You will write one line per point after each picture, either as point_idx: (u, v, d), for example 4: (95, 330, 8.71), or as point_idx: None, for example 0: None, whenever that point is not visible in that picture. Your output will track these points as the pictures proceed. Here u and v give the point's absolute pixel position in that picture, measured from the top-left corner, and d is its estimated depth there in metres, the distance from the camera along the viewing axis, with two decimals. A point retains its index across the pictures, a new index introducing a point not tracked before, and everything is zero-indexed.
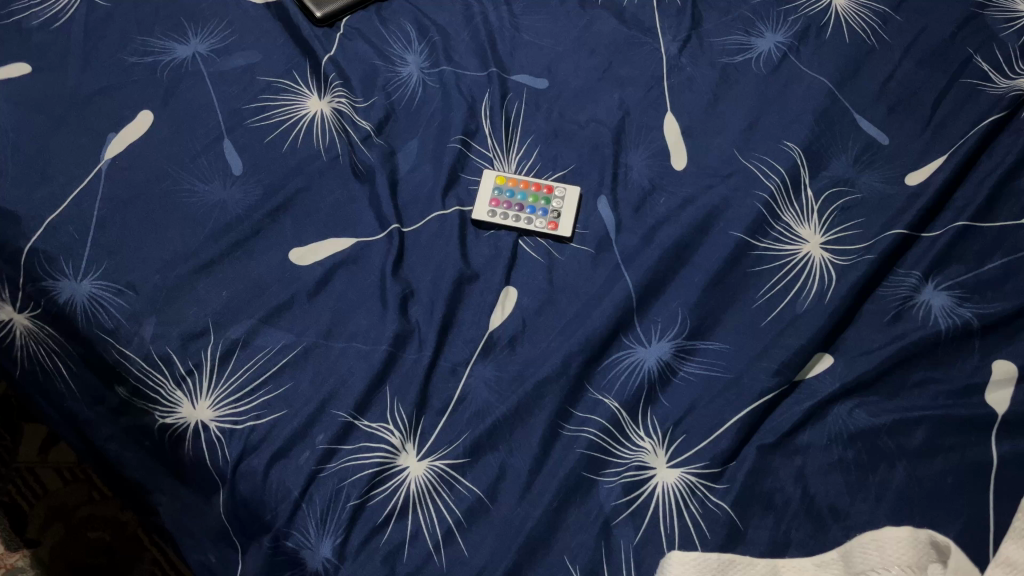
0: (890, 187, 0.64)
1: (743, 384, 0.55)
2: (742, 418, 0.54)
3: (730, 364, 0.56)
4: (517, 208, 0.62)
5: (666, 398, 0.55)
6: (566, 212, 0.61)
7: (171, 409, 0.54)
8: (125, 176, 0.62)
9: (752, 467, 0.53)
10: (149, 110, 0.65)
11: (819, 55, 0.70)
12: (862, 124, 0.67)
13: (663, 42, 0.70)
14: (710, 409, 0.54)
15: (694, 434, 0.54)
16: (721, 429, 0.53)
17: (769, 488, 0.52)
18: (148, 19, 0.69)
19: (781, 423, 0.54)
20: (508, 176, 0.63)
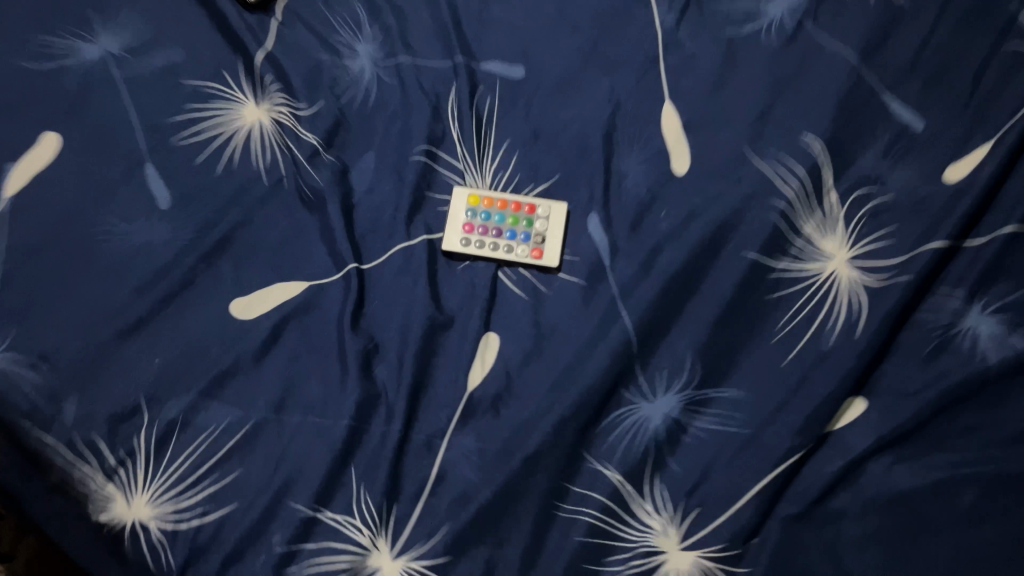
0: (926, 185, 0.55)
1: (762, 442, 0.48)
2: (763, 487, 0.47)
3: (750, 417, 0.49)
4: (495, 234, 0.53)
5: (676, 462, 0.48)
6: (553, 236, 0.53)
7: (104, 506, 0.46)
8: (31, 218, 0.52)
9: (777, 544, 0.46)
10: (55, 130, 0.55)
11: (843, 19, 0.59)
12: (894, 106, 0.57)
13: (658, 12, 0.60)
14: (726, 475, 0.47)
15: (709, 507, 0.47)
16: (740, 501, 0.47)
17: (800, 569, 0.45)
18: (44, 11, 0.58)
19: (809, 487, 0.47)
20: (482, 196, 0.54)
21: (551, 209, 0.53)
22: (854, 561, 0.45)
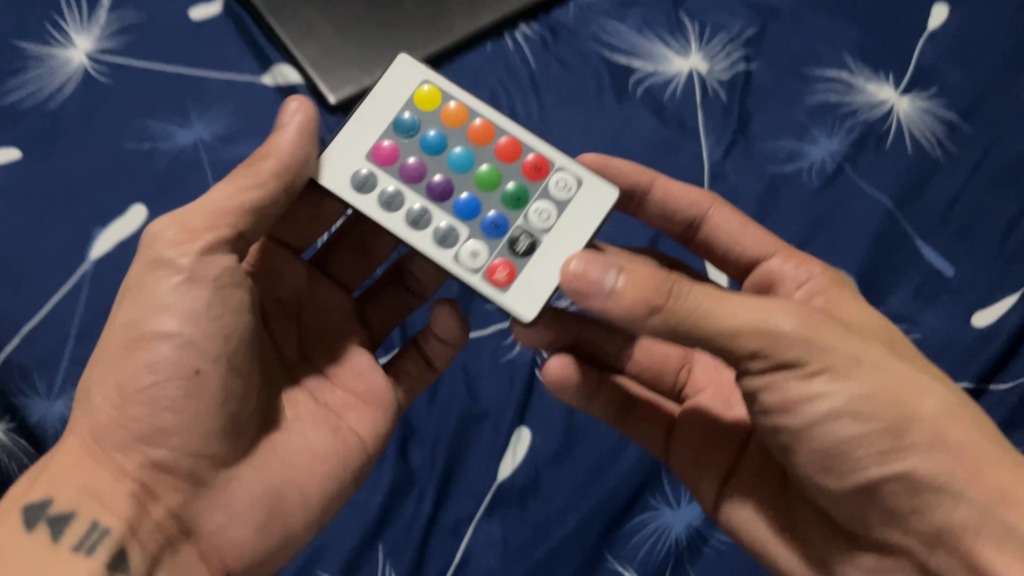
0: (955, 327, 0.57)
1: (906, 347, 0.43)
2: (912, 364, 0.42)
3: (864, 306, 0.47)
4: (442, 182, 0.47)
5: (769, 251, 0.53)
6: (544, 241, 0.46)
7: None
8: (114, 280, 0.57)
9: (912, 385, 0.40)
10: (142, 202, 0.60)
11: (881, 168, 0.63)
12: (925, 251, 0.60)
13: (706, 146, 0.64)
14: (793, 309, 0.41)
15: (785, 350, 0.39)
16: (863, 365, 0.40)
17: (912, 411, 0.39)
18: (150, 102, 0.64)
19: (972, 409, 0.41)
20: (460, 113, 0.48)
21: (570, 185, 0.47)
22: (933, 404, 0.40)
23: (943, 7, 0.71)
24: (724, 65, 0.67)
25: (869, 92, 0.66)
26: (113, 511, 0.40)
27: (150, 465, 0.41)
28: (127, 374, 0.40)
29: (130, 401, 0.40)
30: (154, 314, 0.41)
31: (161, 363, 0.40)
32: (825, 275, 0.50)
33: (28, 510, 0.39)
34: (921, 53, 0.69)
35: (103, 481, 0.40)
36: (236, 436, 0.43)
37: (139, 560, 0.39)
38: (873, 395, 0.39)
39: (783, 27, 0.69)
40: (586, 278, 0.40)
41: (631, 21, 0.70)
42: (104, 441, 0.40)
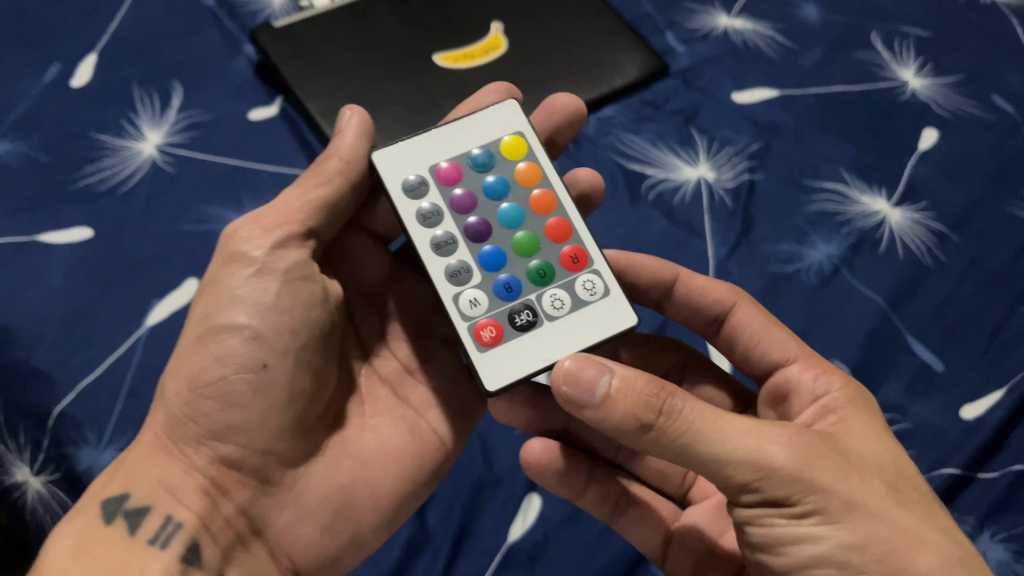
0: (943, 419, 0.61)
1: (913, 490, 0.45)
2: (910, 509, 0.43)
3: (884, 436, 0.47)
4: (481, 224, 0.53)
5: (788, 353, 0.54)
6: (543, 325, 0.50)
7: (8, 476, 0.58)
8: (167, 345, 0.62)
9: (903, 540, 0.41)
10: (195, 276, 0.66)
11: (875, 271, 0.68)
12: (916, 348, 0.64)
13: (712, 246, 0.70)
14: (789, 441, 0.42)
15: (775, 488, 0.42)
16: (853, 514, 0.42)
17: (902, 565, 0.41)
18: (209, 189, 0.71)
19: (964, 560, 0.42)
20: (536, 176, 0.55)
21: (598, 292, 0.51)
22: (928, 558, 0.41)
23: (933, 130, 0.78)
24: (730, 175, 0.74)
25: (863, 204, 0.72)
26: (185, 507, 0.46)
27: (220, 461, 0.48)
28: (199, 367, 0.47)
29: (199, 396, 0.47)
30: (228, 308, 0.48)
31: (230, 353, 0.47)
32: (844, 386, 0.50)
33: (107, 503, 0.45)
34: (913, 170, 0.75)
35: (175, 475, 0.47)
36: (305, 433, 0.50)
37: (211, 551, 0.46)
38: (862, 545, 0.41)
39: (785, 144, 0.76)
40: (577, 380, 0.42)
41: (646, 134, 0.77)
42: (174, 436, 0.48)
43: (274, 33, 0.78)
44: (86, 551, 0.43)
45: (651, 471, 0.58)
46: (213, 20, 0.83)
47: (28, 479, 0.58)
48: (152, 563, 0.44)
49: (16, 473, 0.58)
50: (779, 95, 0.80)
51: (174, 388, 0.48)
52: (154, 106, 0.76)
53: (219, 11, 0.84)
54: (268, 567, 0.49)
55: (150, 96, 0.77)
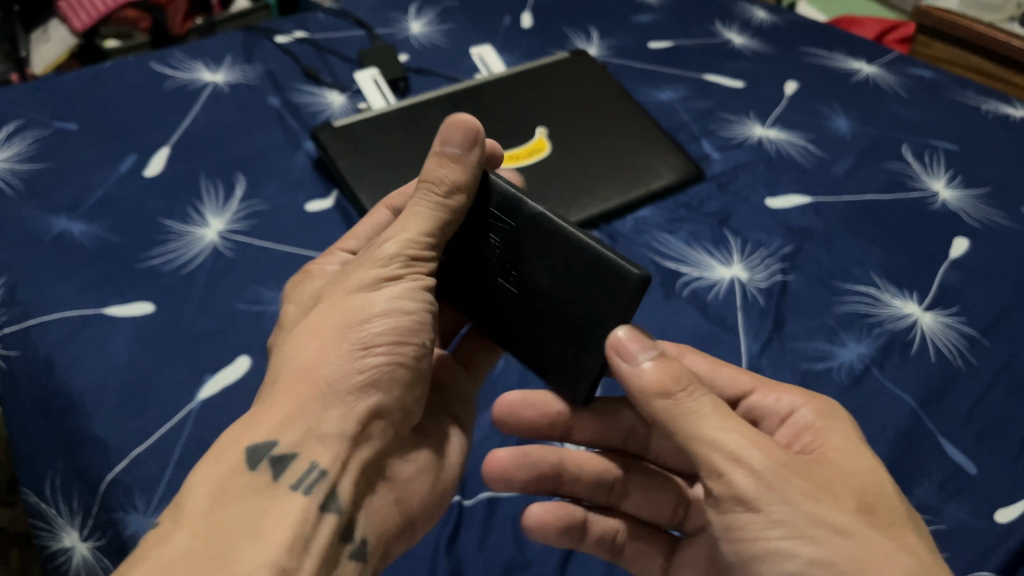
0: (978, 521, 0.61)
1: (886, 510, 0.46)
2: (882, 529, 0.44)
3: (869, 468, 0.49)
4: None
5: (746, 387, 0.58)
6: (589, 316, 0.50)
7: (55, 536, 0.62)
8: (216, 417, 0.65)
9: (874, 557, 0.41)
10: (246, 354, 0.69)
11: (905, 372, 0.69)
12: (948, 449, 0.64)
13: (745, 341, 0.71)
14: (771, 450, 0.45)
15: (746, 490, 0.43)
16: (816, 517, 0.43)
17: None
18: (264, 272, 0.75)
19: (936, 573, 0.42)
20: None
21: None
22: (896, 569, 0.41)
23: (962, 239, 0.80)
24: (763, 275, 0.76)
25: (894, 306, 0.74)
26: (325, 453, 0.46)
27: (365, 412, 0.48)
28: (357, 336, 0.49)
29: (359, 356, 0.48)
30: (381, 294, 0.50)
31: (394, 324, 0.49)
32: (814, 404, 0.54)
33: (253, 450, 0.45)
34: (942, 276, 0.77)
35: (326, 421, 0.47)
36: (419, 394, 0.53)
37: (346, 491, 0.46)
38: (830, 562, 0.41)
39: (815, 247, 0.79)
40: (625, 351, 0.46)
41: (680, 234, 0.80)
42: (323, 385, 0.47)
43: (333, 131, 0.84)
44: (228, 496, 0.43)
45: (638, 502, 0.59)
46: (278, 119, 0.90)
47: (75, 543, 0.61)
48: (292, 505, 0.44)
49: (64, 539, 0.61)
50: (811, 201, 0.83)
51: (326, 340, 0.49)
52: (218, 195, 0.81)
53: (284, 112, 0.91)
54: (389, 510, 0.51)
55: (216, 186, 0.82)
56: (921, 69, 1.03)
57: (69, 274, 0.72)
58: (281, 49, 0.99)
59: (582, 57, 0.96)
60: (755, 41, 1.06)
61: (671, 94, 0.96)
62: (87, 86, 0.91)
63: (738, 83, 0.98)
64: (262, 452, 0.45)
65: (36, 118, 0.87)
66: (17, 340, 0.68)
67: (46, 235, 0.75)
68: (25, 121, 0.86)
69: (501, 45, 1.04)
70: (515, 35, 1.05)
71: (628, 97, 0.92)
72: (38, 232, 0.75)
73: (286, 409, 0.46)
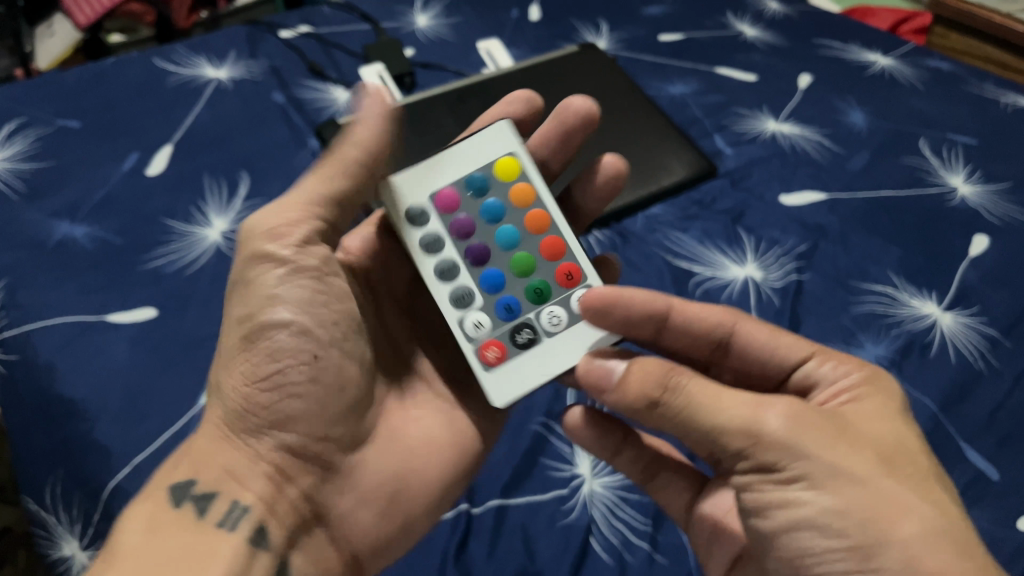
0: (1001, 528, 0.59)
1: (912, 462, 0.44)
2: (906, 481, 0.42)
3: (891, 416, 0.46)
4: (478, 248, 0.56)
5: (803, 354, 0.50)
6: (542, 342, 0.53)
7: (52, 545, 0.59)
8: None
9: (887, 506, 0.41)
10: None
11: (925, 374, 0.67)
12: (970, 454, 0.63)
13: None
14: (785, 404, 0.43)
15: (765, 453, 0.43)
16: (834, 454, 0.42)
17: (886, 534, 0.40)
18: None
19: (956, 528, 0.41)
20: (513, 197, 0.58)
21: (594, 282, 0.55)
22: (910, 526, 0.41)
23: (982, 236, 0.78)
24: (778, 275, 0.74)
25: (913, 306, 0.72)
26: (248, 491, 0.48)
27: (283, 449, 0.50)
28: (252, 361, 0.50)
29: (256, 389, 0.50)
30: (268, 308, 0.50)
31: (280, 348, 0.50)
32: (863, 369, 0.49)
33: (174, 488, 0.47)
34: (962, 274, 0.75)
35: (247, 467, 0.49)
36: (356, 417, 0.53)
37: (277, 534, 0.48)
38: (844, 511, 0.41)
39: (832, 245, 0.77)
40: (595, 374, 0.49)
41: (693, 232, 0.78)
42: (241, 426, 0.50)
43: (338, 128, 0.83)
44: (160, 528, 0.45)
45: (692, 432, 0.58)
46: (282, 116, 0.88)
47: (74, 552, 0.59)
48: (221, 545, 0.46)
49: (64, 547, 0.59)
50: (827, 198, 0.81)
51: (234, 375, 0.50)
52: (221, 194, 0.80)
53: (289, 109, 0.90)
54: (328, 551, 0.51)
55: (219, 184, 0.81)
56: (939, 61, 1.01)
57: (71, 275, 0.71)
58: (286, 44, 0.98)
59: (591, 50, 0.94)
60: (767, 33, 1.04)
61: (682, 87, 0.94)
62: (89, 84, 0.89)
63: (751, 76, 0.96)
64: (183, 487, 0.47)
65: (37, 116, 0.85)
66: (18, 344, 0.67)
67: (48, 237, 0.74)
68: (26, 119, 0.85)
69: (509, 39, 1.02)
70: (522, 27, 1.04)
71: (638, 91, 0.90)
72: (40, 234, 0.74)
73: (217, 458, 0.49)
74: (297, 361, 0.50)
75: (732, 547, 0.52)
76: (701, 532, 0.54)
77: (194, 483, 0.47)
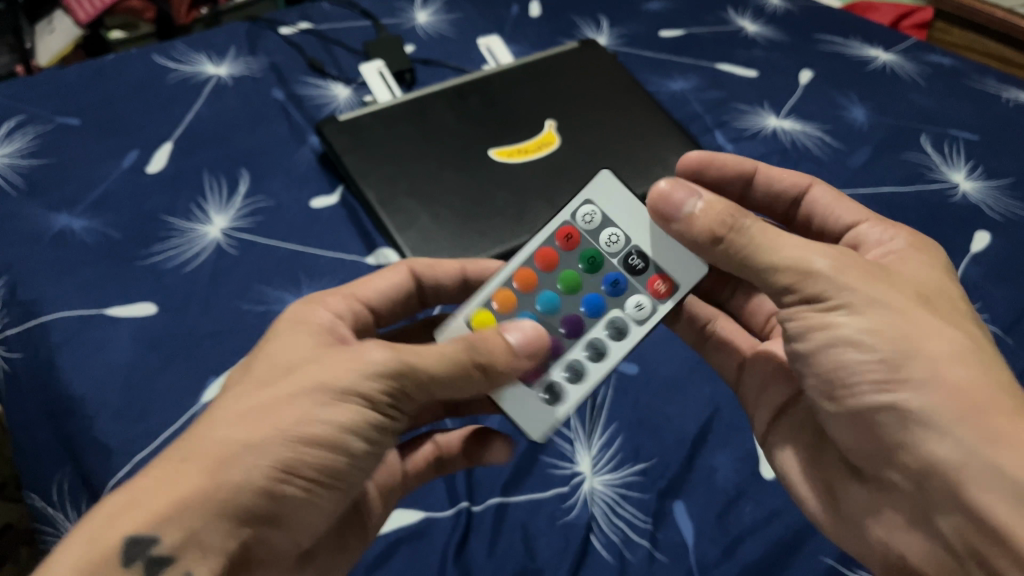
0: None
1: (948, 302, 0.46)
2: (942, 315, 0.45)
3: (931, 264, 0.49)
4: (570, 320, 0.55)
5: (859, 218, 0.57)
6: (641, 243, 0.55)
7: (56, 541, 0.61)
8: None
9: (926, 331, 0.44)
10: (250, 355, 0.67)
11: None
12: None
13: None
14: (834, 252, 0.46)
15: (816, 286, 0.45)
16: (880, 284, 0.45)
17: (918, 349, 0.43)
18: (268, 270, 0.74)
19: (992, 356, 0.44)
20: (509, 310, 0.55)
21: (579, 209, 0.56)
22: (944, 346, 0.43)
23: (984, 233, 0.78)
24: None
25: None
26: (202, 569, 0.39)
27: (255, 532, 0.42)
28: (292, 443, 0.42)
29: (280, 476, 0.42)
30: (338, 405, 0.43)
31: (329, 449, 0.43)
32: (904, 236, 0.52)
33: (133, 541, 0.38)
34: (964, 271, 0.75)
35: (212, 536, 0.40)
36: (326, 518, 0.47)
37: None
38: (886, 330, 0.44)
39: None
40: (667, 201, 0.49)
41: None
42: (230, 496, 0.40)
43: (338, 125, 0.82)
44: None
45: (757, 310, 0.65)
46: (282, 113, 0.88)
47: None
48: None
49: None
50: None
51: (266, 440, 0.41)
52: (221, 191, 0.80)
53: (289, 105, 0.90)
54: None
55: (219, 182, 0.81)
56: (940, 57, 1.00)
57: (71, 272, 0.71)
58: (286, 41, 0.98)
59: (591, 46, 0.94)
60: (768, 29, 1.04)
61: (683, 83, 0.94)
62: (88, 81, 0.89)
63: (752, 72, 0.96)
64: (148, 547, 0.38)
65: (37, 113, 0.85)
66: (21, 341, 0.68)
67: (47, 235, 0.74)
68: (26, 116, 0.85)
69: (509, 35, 1.02)
70: (523, 24, 1.03)
71: (639, 87, 0.90)
72: (39, 232, 0.74)
73: (195, 518, 0.39)
74: (328, 456, 0.43)
75: (786, 390, 0.56)
76: (754, 382, 0.59)
77: (160, 542, 0.38)
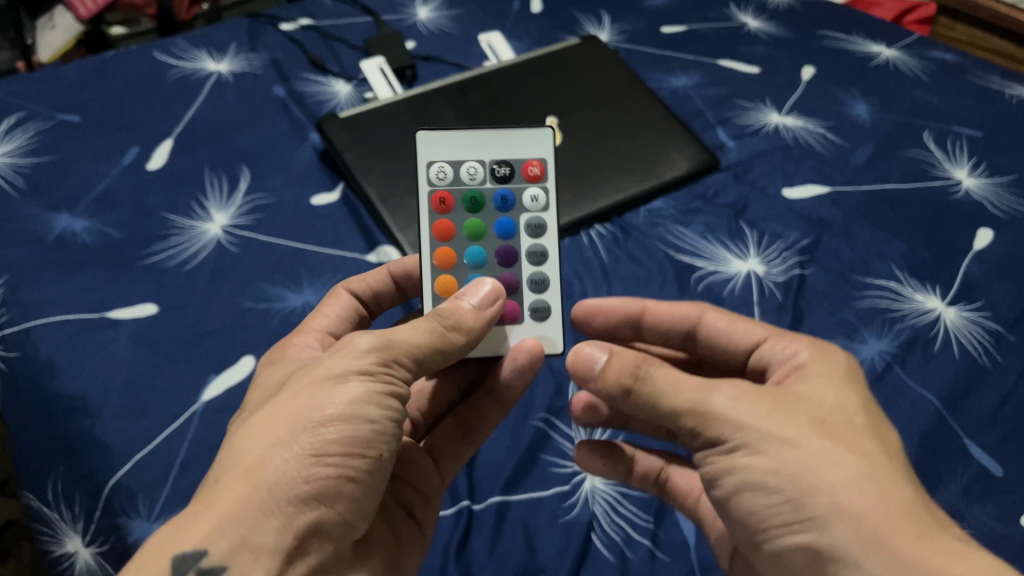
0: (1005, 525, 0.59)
1: (846, 426, 0.43)
2: (841, 442, 0.42)
3: (831, 380, 0.46)
4: (504, 252, 0.56)
5: (759, 336, 0.52)
6: (494, 155, 0.57)
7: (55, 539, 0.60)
8: (221, 418, 0.63)
9: (816, 463, 0.41)
10: (251, 354, 0.67)
11: (929, 369, 0.67)
12: (974, 451, 0.63)
13: None
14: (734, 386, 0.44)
15: (711, 426, 0.44)
16: (770, 414, 0.43)
17: (816, 486, 0.41)
18: (269, 267, 0.74)
19: (884, 470, 0.41)
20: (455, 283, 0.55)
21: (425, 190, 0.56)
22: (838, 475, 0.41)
23: (986, 230, 0.78)
24: (780, 269, 0.74)
25: (917, 301, 0.72)
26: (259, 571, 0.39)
27: (310, 528, 0.41)
28: (310, 429, 0.42)
29: (312, 463, 0.41)
30: (342, 385, 0.44)
31: (349, 421, 0.43)
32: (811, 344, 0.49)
33: (179, 560, 0.38)
34: (966, 268, 0.74)
35: (263, 536, 0.39)
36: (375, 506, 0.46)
37: None
38: (777, 469, 0.42)
39: (835, 239, 0.77)
40: (581, 360, 0.48)
41: (695, 226, 0.78)
42: (268, 494, 0.40)
43: (338, 122, 0.82)
44: None
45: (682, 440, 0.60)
46: (282, 110, 0.88)
47: (78, 548, 0.59)
48: None
49: (68, 543, 0.59)
50: (831, 191, 0.81)
51: (281, 433, 0.42)
52: (221, 189, 0.80)
53: (289, 102, 0.89)
54: None
55: (219, 179, 0.81)
56: (943, 53, 1.00)
57: (71, 272, 0.71)
58: (287, 37, 0.97)
59: (592, 43, 0.94)
60: (770, 25, 1.03)
61: (685, 80, 0.94)
62: (88, 78, 0.89)
63: (754, 69, 0.95)
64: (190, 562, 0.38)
65: (37, 111, 0.85)
66: (18, 340, 0.68)
67: (48, 233, 0.74)
68: (26, 114, 0.84)
69: (510, 31, 1.01)
70: (524, 19, 1.03)
71: (641, 84, 0.89)
72: (40, 231, 0.74)
73: (234, 525, 0.39)
74: (349, 431, 0.43)
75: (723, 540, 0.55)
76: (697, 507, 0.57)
77: (205, 553, 0.38)
